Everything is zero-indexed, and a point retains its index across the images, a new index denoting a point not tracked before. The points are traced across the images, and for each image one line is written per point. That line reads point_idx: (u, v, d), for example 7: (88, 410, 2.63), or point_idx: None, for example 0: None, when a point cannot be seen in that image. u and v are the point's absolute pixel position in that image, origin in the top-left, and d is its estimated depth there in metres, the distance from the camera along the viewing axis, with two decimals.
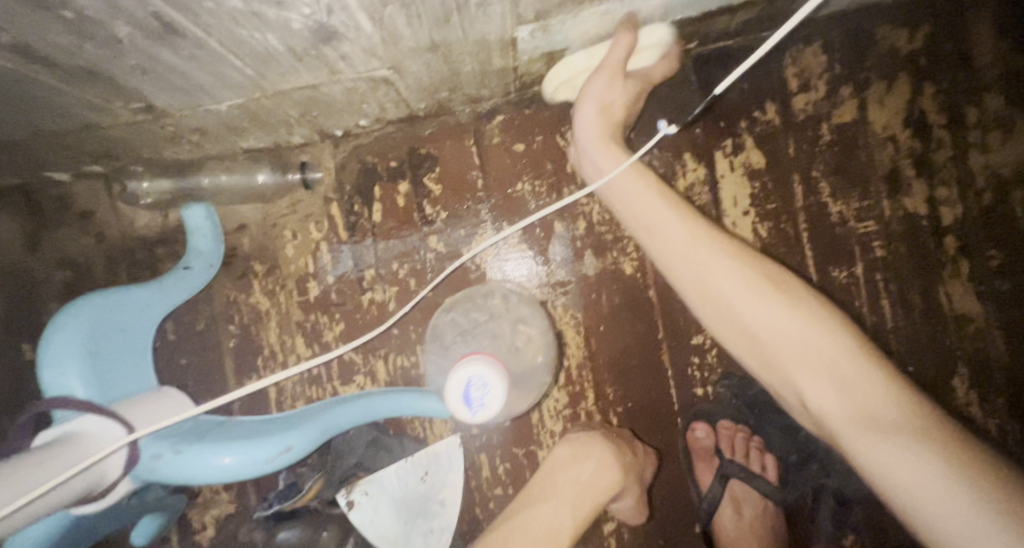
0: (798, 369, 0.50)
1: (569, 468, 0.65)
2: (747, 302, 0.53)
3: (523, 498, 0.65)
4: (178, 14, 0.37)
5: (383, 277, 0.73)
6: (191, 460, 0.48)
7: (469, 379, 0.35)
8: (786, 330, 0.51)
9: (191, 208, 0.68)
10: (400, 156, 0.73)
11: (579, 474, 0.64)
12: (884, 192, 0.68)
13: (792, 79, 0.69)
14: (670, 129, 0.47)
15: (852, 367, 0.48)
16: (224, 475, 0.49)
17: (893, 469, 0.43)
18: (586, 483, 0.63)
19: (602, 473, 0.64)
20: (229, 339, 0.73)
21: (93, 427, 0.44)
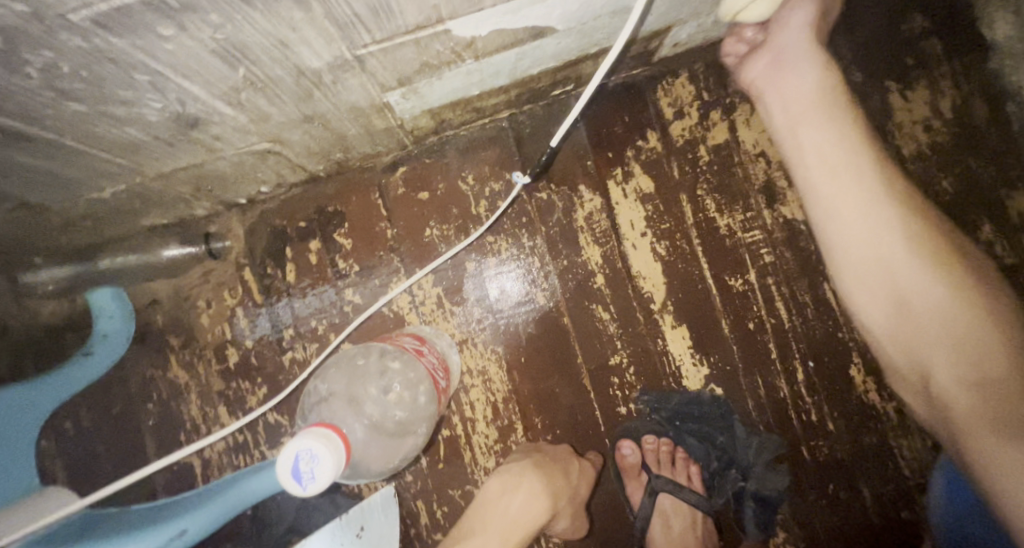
0: (937, 347, 0.53)
1: (500, 502, 0.66)
2: (904, 270, 0.55)
3: (452, 537, 0.65)
4: (21, 123, 0.38)
5: (303, 335, 0.74)
6: None
7: (300, 448, 0.33)
8: (933, 305, 0.53)
9: (98, 291, 0.70)
10: (307, 216, 0.75)
11: (506, 508, 0.66)
12: (763, 203, 0.74)
13: (667, 108, 0.75)
14: (524, 177, 0.63)
15: (1003, 365, 0.49)
16: None
17: (996, 464, 0.47)
18: (518, 515, 0.65)
19: (532, 502, 0.65)
20: (148, 418, 0.72)
21: None
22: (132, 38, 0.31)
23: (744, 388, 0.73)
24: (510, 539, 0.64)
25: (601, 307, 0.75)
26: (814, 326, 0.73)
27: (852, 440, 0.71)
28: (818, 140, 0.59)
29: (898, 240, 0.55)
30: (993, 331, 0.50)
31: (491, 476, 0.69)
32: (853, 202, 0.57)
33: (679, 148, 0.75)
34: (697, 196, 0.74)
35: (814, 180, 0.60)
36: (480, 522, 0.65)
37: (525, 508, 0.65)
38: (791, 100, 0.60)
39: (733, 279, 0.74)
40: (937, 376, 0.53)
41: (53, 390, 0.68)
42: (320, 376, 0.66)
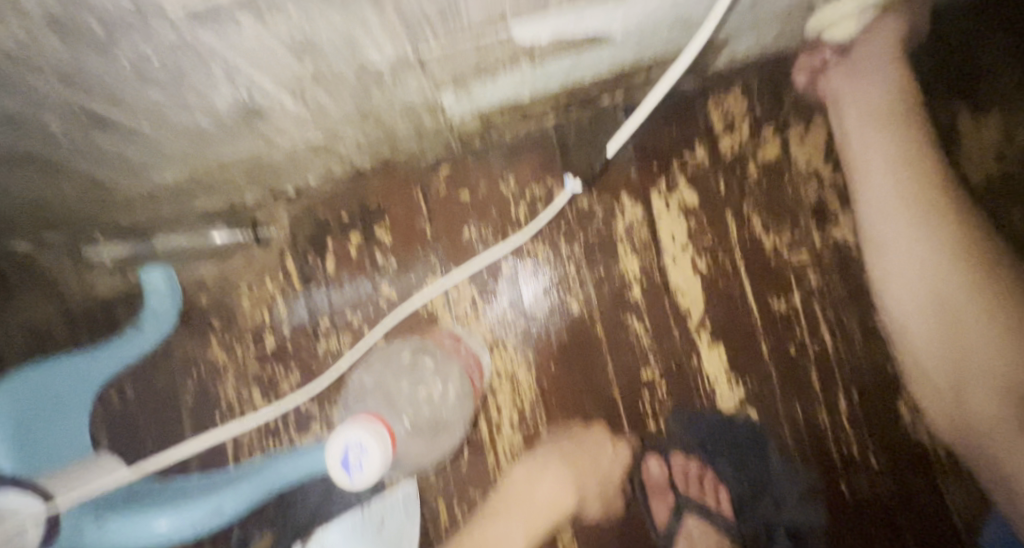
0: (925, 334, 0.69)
1: (530, 488, 0.73)
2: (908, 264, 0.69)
3: (482, 518, 0.73)
4: (103, 106, 0.40)
5: (338, 326, 0.75)
6: (125, 526, 0.50)
7: (351, 441, 0.36)
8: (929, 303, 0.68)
9: (149, 271, 0.72)
10: (350, 209, 0.76)
11: (531, 493, 0.73)
12: (813, 224, 0.71)
13: (717, 121, 0.74)
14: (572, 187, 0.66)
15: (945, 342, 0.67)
16: (159, 537, 0.51)
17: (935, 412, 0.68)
18: (548, 491, 0.73)
19: (558, 482, 0.73)
20: (187, 395, 0.74)
21: (11, 505, 0.44)
22: (214, 29, 0.32)
23: (780, 413, 0.70)
24: (544, 514, 0.73)
25: (636, 319, 0.74)
26: (860, 355, 0.70)
27: (895, 477, 0.68)
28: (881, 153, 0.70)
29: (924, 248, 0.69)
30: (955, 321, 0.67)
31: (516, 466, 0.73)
32: (900, 197, 0.69)
33: (727, 162, 0.73)
34: (742, 212, 0.73)
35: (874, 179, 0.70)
36: (511, 503, 0.73)
37: (555, 489, 0.73)
38: (864, 110, 0.71)
39: (775, 301, 0.72)
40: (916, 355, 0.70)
41: (106, 362, 0.69)
42: (364, 369, 0.74)
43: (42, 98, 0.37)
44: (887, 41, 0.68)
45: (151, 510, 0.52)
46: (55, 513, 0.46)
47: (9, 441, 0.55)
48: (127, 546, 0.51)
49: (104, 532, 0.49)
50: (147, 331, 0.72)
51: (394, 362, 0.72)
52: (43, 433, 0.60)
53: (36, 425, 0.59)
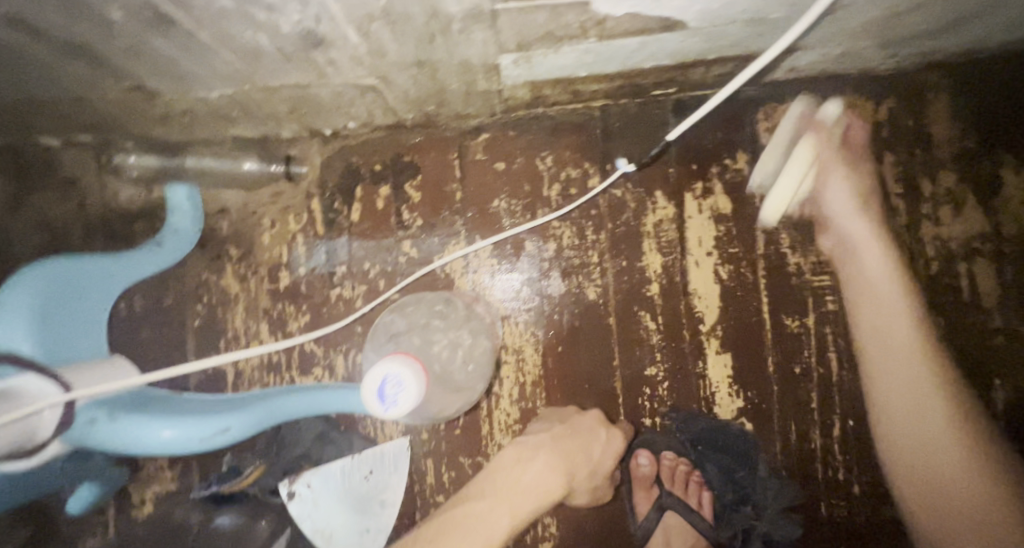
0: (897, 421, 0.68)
1: (510, 472, 0.67)
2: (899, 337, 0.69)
3: (462, 495, 0.67)
4: (171, 6, 0.39)
5: (354, 275, 0.75)
6: (132, 427, 0.50)
7: (389, 373, 0.38)
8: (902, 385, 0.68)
9: (173, 188, 0.71)
10: (383, 161, 0.76)
11: (513, 478, 0.66)
12: (840, 250, 0.72)
13: (763, 133, 0.73)
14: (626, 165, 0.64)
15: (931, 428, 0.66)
16: (160, 446, 0.51)
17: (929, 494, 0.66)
18: (529, 475, 0.66)
19: (535, 464, 0.67)
20: (194, 318, 0.74)
21: (33, 387, 0.44)
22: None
23: (775, 429, 0.71)
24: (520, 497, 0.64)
25: (649, 316, 0.74)
26: (864, 386, 0.71)
27: (875, 508, 0.69)
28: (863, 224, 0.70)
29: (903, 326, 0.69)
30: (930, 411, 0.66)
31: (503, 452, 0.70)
32: (892, 289, 0.69)
33: (767, 175, 0.73)
34: (773, 227, 0.72)
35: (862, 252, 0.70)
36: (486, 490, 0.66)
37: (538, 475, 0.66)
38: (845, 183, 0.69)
39: (790, 319, 0.72)
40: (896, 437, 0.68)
41: (126, 271, 0.68)
42: (394, 311, 0.74)
43: None
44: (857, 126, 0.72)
45: (156, 415, 0.52)
46: (71, 403, 0.47)
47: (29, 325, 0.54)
48: (124, 444, 0.51)
49: (111, 428, 0.50)
50: (167, 245, 0.72)
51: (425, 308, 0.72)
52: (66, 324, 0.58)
53: (59, 318, 0.58)
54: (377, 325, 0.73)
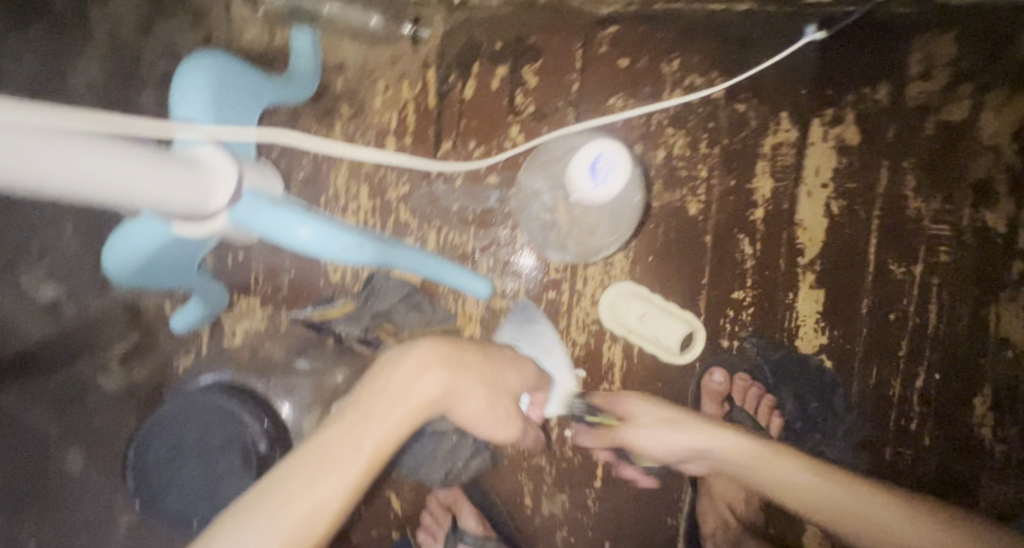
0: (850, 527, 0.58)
1: (397, 368, 0.49)
2: (717, 441, 0.66)
3: (691, 429, 0.66)
4: None
5: (458, 152, 0.75)
6: (278, 216, 0.44)
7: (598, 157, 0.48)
8: (817, 491, 0.60)
9: (299, 32, 0.71)
10: (507, 40, 0.74)
11: (393, 373, 0.49)
12: (968, 201, 0.68)
13: (914, 63, 0.68)
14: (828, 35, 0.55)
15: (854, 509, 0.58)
16: (298, 244, 0.46)
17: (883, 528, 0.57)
18: (433, 387, 0.49)
19: (435, 366, 0.50)
20: (300, 170, 0.76)
21: (208, 156, 0.41)
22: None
23: (855, 371, 0.71)
24: (415, 415, 0.48)
25: (748, 239, 0.73)
26: (958, 343, 0.69)
27: (944, 464, 0.68)
28: (721, 436, 0.66)
29: (699, 433, 0.66)
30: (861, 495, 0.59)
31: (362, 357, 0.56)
32: (697, 426, 0.66)
33: (905, 111, 0.69)
34: (900, 167, 0.69)
35: (715, 447, 0.66)
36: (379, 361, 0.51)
37: (433, 387, 0.49)
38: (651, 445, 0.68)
39: (895, 264, 0.70)
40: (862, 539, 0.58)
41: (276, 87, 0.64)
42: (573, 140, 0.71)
43: None
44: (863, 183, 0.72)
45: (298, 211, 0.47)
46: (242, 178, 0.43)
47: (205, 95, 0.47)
48: (272, 236, 0.45)
49: (265, 212, 0.44)
50: (299, 78, 0.69)
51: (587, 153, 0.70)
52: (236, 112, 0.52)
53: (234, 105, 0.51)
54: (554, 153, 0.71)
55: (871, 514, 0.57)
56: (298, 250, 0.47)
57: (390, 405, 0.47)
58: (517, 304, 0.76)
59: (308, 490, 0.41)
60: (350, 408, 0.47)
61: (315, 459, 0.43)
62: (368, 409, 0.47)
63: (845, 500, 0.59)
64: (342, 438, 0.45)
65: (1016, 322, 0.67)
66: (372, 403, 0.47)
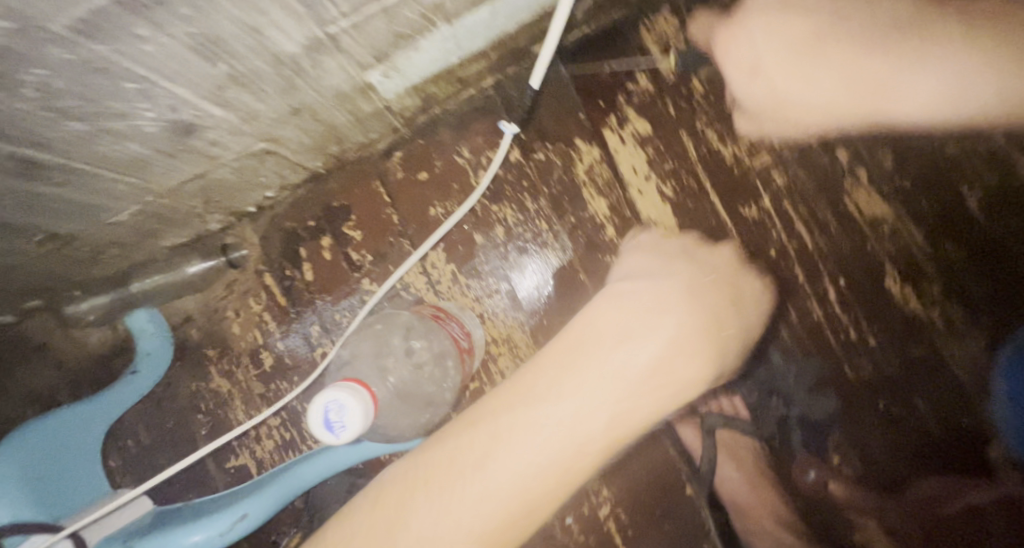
0: (899, 74, 0.59)
1: (637, 345, 0.53)
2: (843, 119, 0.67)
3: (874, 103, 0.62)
4: (34, 151, 0.41)
5: (329, 330, 0.76)
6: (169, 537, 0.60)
7: (332, 401, 0.33)
8: (883, 78, 0.60)
9: (134, 314, 0.74)
10: (316, 215, 0.76)
11: (637, 355, 0.52)
12: (768, 125, 0.71)
13: (653, 45, 0.73)
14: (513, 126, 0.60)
15: (917, 42, 0.57)
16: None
17: (897, 46, 0.59)
18: (663, 364, 0.53)
19: (683, 338, 0.54)
20: (200, 428, 0.76)
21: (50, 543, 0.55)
22: (119, 48, 0.34)
23: (775, 316, 0.71)
24: (659, 399, 0.54)
25: (616, 258, 0.74)
26: (840, 243, 0.70)
27: (898, 355, 0.68)
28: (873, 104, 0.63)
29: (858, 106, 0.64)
30: (896, 34, 0.59)
31: (601, 311, 0.57)
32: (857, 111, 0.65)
33: (671, 84, 0.73)
34: (697, 129, 0.73)
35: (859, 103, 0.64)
36: (624, 324, 0.54)
37: (643, 363, 0.52)
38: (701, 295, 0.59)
39: (746, 209, 0.72)
40: (911, 64, 0.58)
41: (100, 410, 0.71)
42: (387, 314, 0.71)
43: None
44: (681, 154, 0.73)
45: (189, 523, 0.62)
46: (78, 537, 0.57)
47: (20, 491, 0.60)
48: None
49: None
50: (143, 370, 0.74)
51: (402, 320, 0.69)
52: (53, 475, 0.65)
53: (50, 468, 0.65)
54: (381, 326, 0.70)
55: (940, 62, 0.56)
56: None
57: (634, 385, 0.52)
58: None
59: (519, 448, 0.49)
60: (575, 382, 0.51)
61: (529, 423, 0.49)
62: (589, 391, 0.51)
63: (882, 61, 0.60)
64: (570, 411, 0.50)
65: (872, 198, 0.69)
66: (598, 384, 0.51)
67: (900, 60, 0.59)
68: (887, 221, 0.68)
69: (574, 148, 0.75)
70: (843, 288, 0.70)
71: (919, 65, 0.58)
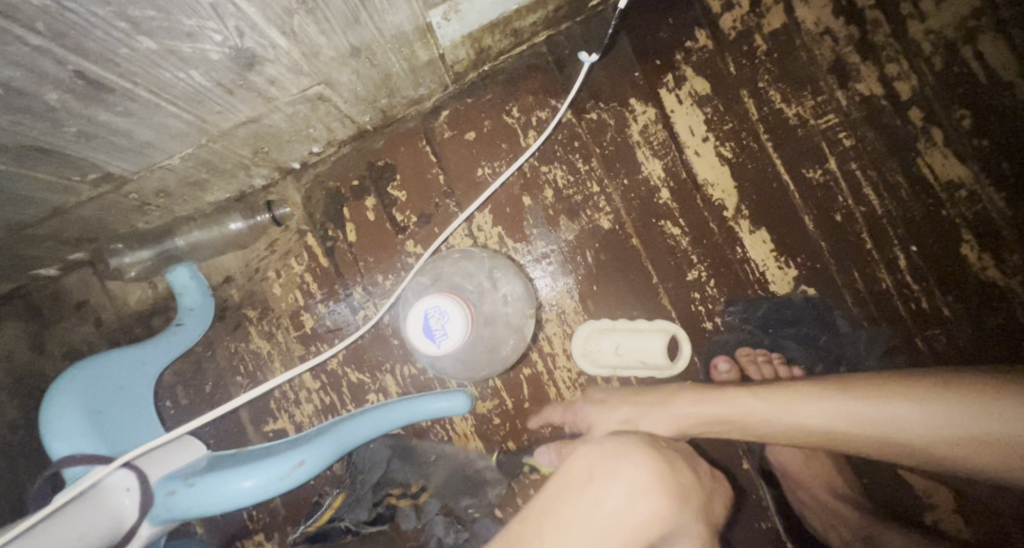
0: (829, 404, 0.57)
1: (604, 486, 0.54)
2: (866, 413, 0.55)
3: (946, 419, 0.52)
4: (100, 68, 0.40)
5: (372, 292, 0.74)
6: (217, 483, 0.55)
7: (433, 312, 0.44)
8: (896, 424, 0.54)
9: (175, 270, 0.71)
10: (360, 174, 0.74)
11: (603, 504, 0.54)
12: (835, 84, 0.68)
13: (713, 1, 0.70)
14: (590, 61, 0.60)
15: (811, 404, 0.57)
16: (248, 495, 0.55)
17: (822, 416, 0.57)
18: (631, 513, 0.53)
19: (642, 482, 0.54)
20: (239, 390, 0.74)
21: (120, 478, 0.54)
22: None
23: (841, 284, 0.68)
24: None
25: (671, 222, 0.71)
26: (913, 209, 0.67)
27: (974, 326, 0.65)
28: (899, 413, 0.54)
29: (876, 414, 0.55)
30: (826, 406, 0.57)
31: (572, 457, 0.57)
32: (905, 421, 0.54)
33: (732, 41, 0.70)
34: (759, 88, 0.70)
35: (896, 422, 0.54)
36: (588, 461, 0.56)
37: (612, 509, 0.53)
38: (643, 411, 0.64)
39: (810, 172, 0.69)
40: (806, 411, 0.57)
41: (157, 354, 0.69)
42: (450, 262, 0.72)
43: (41, 66, 0.37)
44: (746, 111, 0.70)
45: (242, 467, 0.57)
46: (138, 464, 0.56)
47: (83, 427, 0.58)
48: (211, 505, 0.55)
49: (193, 491, 0.55)
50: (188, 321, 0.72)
51: (468, 268, 0.71)
52: (113, 417, 0.62)
53: (111, 411, 0.62)
54: (443, 273, 0.71)
55: (829, 421, 0.56)
56: (256, 500, 0.56)
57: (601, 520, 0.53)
58: (502, 400, 0.72)
59: None
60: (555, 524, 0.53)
61: None
62: (567, 528, 0.53)
63: (852, 404, 0.56)
64: None
65: (947, 161, 0.66)
66: (575, 520, 0.53)
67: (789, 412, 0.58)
68: (965, 186, 0.66)
69: (629, 107, 0.72)
70: (916, 253, 0.66)
71: (800, 421, 0.58)
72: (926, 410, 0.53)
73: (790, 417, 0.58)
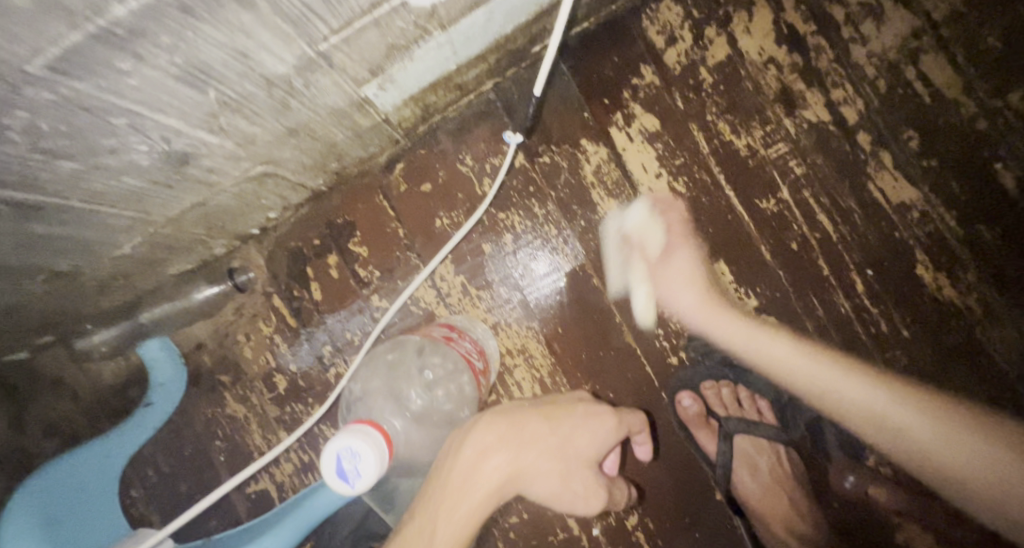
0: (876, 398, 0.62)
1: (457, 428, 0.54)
2: (900, 426, 0.61)
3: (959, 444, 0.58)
4: (26, 192, 0.40)
5: (341, 349, 0.75)
6: None
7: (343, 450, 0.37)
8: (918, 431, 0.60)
9: (146, 343, 0.74)
10: (321, 233, 0.75)
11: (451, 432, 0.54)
12: (782, 112, 0.68)
13: (656, 37, 0.70)
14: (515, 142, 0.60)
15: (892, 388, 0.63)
16: None
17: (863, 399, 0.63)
18: (464, 438, 0.52)
19: (488, 443, 0.51)
20: (219, 454, 0.75)
21: None
22: (102, 86, 0.34)
23: (801, 312, 0.68)
24: (482, 505, 0.50)
25: (630, 260, 0.71)
26: (868, 232, 0.67)
27: (934, 345, 0.65)
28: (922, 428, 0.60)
29: (905, 421, 0.61)
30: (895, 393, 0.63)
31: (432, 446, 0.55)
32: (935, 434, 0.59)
33: (678, 76, 0.70)
34: (708, 121, 0.70)
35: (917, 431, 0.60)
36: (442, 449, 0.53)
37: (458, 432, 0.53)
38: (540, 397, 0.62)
39: (763, 202, 0.69)
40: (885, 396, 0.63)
41: (122, 442, 0.73)
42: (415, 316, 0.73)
43: None
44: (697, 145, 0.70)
45: None
46: None
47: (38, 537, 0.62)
48: None
49: None
50: (153, 406, 0.74)
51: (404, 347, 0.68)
52: (74, 518, 0.67)
53: (70, 512, 0.67)
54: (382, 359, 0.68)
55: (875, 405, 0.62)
56: None
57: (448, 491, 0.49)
58: None
59: None
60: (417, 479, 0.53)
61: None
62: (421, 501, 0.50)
63: (894, 408, 0.61)
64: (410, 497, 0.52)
65: (898, 183, 0.67)
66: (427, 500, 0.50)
67: (837, 390, 0.64)
68: (916, 206, 0.66)
69: (580, 147, 0.72)
70: (873, 276, 0.66)
71: (857, 405, 0.63)
72: (949, 428, 0.59)
73: (845, 395, 0.63)
